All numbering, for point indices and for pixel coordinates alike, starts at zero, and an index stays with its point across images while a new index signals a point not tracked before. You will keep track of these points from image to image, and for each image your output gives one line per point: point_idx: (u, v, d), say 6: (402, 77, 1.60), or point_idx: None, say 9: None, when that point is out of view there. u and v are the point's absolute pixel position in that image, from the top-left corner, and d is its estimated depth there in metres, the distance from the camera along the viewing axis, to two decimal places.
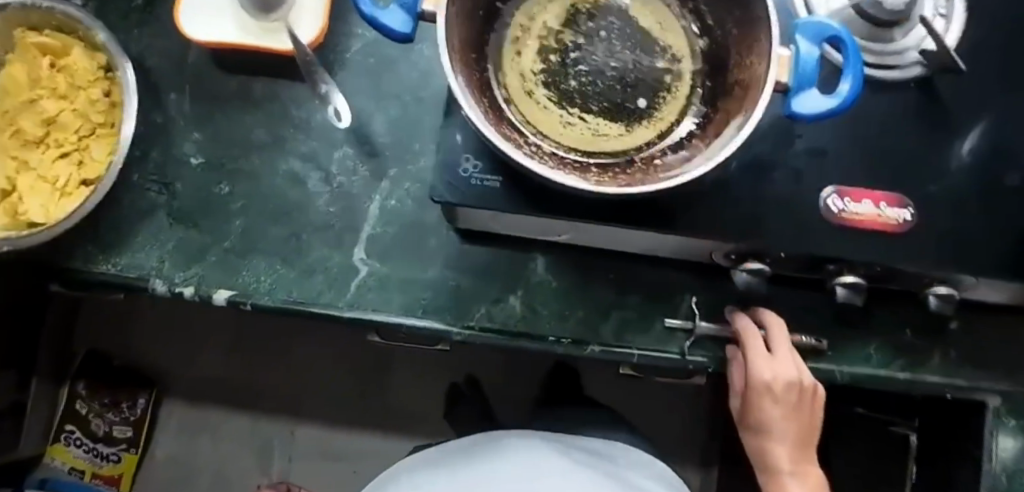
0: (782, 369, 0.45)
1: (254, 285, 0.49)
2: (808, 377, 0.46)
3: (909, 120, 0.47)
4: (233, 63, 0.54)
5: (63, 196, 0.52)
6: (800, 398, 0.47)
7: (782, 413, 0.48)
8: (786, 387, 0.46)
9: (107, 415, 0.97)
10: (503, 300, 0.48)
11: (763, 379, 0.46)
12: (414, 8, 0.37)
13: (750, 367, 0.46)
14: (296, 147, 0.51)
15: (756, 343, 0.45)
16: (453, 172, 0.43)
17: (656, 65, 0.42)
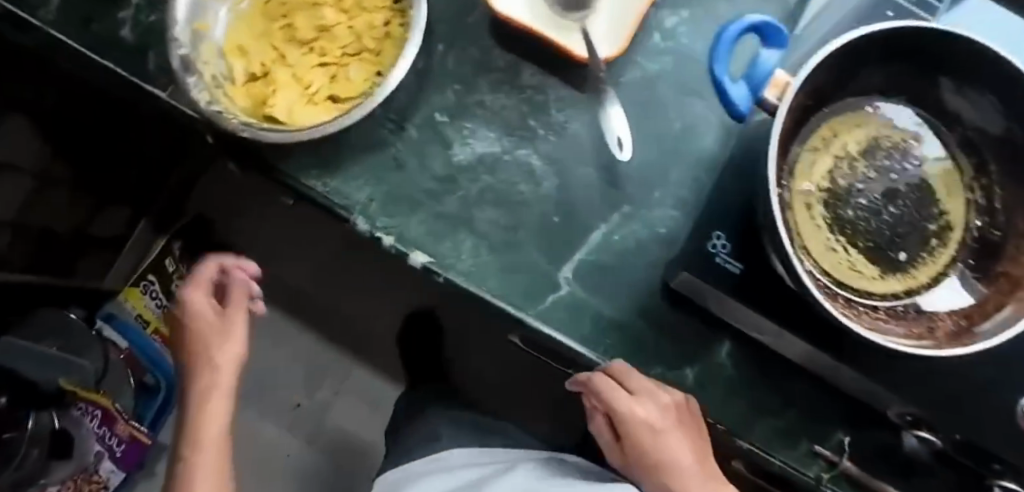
0: (642, 395, 0.47)
1: (456, 260, 0.48)
2: (636, 381, 0.47)
3: None
4: (505, 29, 0.50)
5: (308, 103, 0.49)
6: (681, 417, 0.48)
7: (663, 432, 0.48)
8: (669, 407, 0.47)
9: (190, 281, 1.00)
10: (678, 369, 0.50)
11: (649, 415, 0.48)
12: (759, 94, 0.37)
13: (637, 408, 0.47)
14: (544, 148, 0.49)
15: (619, 390, 0.47)
16: (701, 245, 0.45)
17: (929, 224, 0.43)
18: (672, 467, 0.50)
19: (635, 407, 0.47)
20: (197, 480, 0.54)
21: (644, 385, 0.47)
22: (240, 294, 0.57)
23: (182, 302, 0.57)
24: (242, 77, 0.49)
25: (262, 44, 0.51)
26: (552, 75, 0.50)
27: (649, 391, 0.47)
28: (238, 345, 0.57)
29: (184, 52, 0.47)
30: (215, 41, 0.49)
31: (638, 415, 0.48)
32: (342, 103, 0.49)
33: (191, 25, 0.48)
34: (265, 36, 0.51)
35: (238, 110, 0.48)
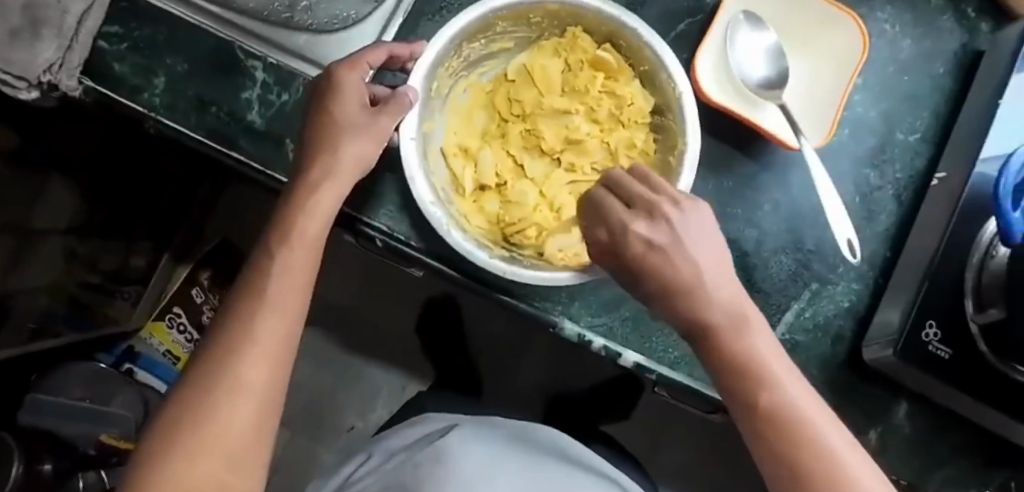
0: (698, 232, 0.35)
1: (660, 353, 0.46)
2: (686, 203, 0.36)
3: None
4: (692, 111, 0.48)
5: (556, 225, 0.46)
6: (705, 238, 0.36)
7: (765, 340, 0.35)
8: (734, 295, 0.35)
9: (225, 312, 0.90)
10: (864, 434, 0.50)
11: (671, 223, 0.35)
12: None
13: (715, 281, 0.35)
14: (736, 229, 0.48)
15: (635, 185, 0.37)
16: (915, 333, 0.45)
17: None
18: (755, 366, 0.35)
19: (666, 259, 0.35)
20: (245, 386, 0.36)
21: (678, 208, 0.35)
22: (347, 179, 0.39)
23: (239, 308, 0.37)
24: (471, 187, 0.46)
25: (496, 150, 0.47)
26: (740, 151, 0.48)
27: (701, 227, 0.36)
28: (300, 292, 0.38)
29: (424, 169, 0.43)
30: (436, 144, 0.46)
31: (693, 264, 0.35)
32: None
33: (423, 129, 0.45)
34: (501, 139, 0.47)
35: (477, 230, 0.45)
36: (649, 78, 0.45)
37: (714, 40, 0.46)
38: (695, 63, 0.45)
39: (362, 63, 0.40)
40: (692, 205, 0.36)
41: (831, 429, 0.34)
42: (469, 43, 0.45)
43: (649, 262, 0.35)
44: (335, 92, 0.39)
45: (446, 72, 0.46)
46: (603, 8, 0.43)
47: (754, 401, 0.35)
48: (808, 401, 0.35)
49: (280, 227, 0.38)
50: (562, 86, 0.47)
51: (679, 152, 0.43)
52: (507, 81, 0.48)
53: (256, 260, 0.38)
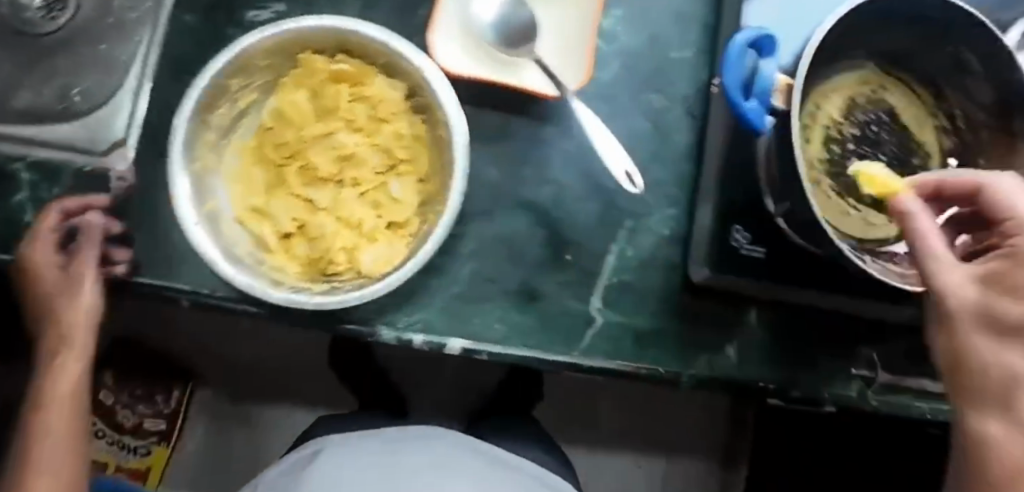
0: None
1: (486, 332, 0.46)
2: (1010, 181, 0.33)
3: None
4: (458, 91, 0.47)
5: (364, 243, 0.45)
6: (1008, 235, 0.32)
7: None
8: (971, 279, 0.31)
9: (137, 407, 0.83)
10: (722, 351, 0.50)
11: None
12: (769, 101, 0.38)
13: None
14: (533, 191, 0.47)
15: (1017, 197, 0.32)
16: (723, 241, 0.45)
17: (913, 159, 0.46)
18: (1021, 407, 0.29)
19: (1011, 275, 0.30)
20: None
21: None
22: (79, 331, 0.41)
23: (20, 465, 0.40)
24: (275, 239, 0.46)
25: (284, 198, 0.46)
26: (519, 114, 0.47)
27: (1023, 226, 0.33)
28: (71, 440, 0.41)
29: (218, 246, 0.43)
30: (227, 216, 0.45)
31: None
32: (398, 228, 0.45)
33: (205, 209, 0.43)
34: (284, 187, 0.46)
35: (296, 279, 0.44)
36: (393, 68, 0.45)
37: (450, 16, 0.46)
38: (432, 40, 0.45)
39: (45, 230, 0.41)
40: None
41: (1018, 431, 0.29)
42: (210, 112, 0.43)
43: (929, 266, 0.30)
44: (29, 270, 0.41)
45: (205, 148, 0.44)
46: (314, 22, 0.42)
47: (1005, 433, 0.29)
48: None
49: (35, 393, 0.41)
50: (316, 110, 0.46)
51: (443, 123, 0.44)
52: (267, 128, 0.46)
53: (24, 428, 0.41)
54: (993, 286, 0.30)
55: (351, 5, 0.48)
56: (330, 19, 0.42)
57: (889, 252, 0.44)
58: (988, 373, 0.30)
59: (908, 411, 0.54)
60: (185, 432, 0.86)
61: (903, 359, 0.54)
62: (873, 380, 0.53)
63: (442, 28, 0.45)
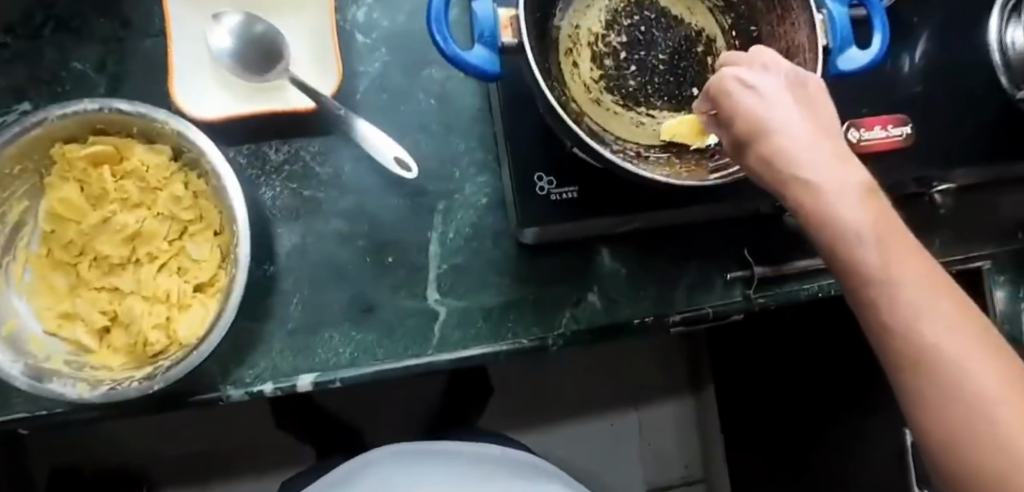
0: (779, 88, 0.30)
1: (334, 360, 0.46)
2: (758, 62, 0.31)
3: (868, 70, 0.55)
4: (231, 130, 0.46)
5: (178, 312, 0.43)
6: (818, 101, 0.31)
7: (852, 208, 0.27)
8: (821, 146, 0.29)
9: None
10: (583, 299, 0.49)
11: (718, 97, 0.31)
12: (495, 41, 0.35)
13: (786, 129, 0.29)
14: (334, 205, 0.47)
15: (734, 79, 0.30)
16: (530, 193, 0.43)
17: (697, 47, 0.44)
18: (855, 234, 0.27)
19: (734, 128, 0.31)
20: None
21: (725, 71, 0.31)
22: None
23: None
24: (92, 337, 0.44)
25: (85, 294, 0.44)
26: (299, 134, 0.47)
27: (795, 78, 0.31)
28: None
29: (22, 364, 0.40)
30: (36, 330, 0.43)
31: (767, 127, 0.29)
32: (207, 288, 0.44)
33: (1, 332, 0.41)
34: (83, 283, 0.44)
35: (121, 370, 0.43)
36: (149, 133, 0.43)
37: (190, 59, 0.44)
38: (172, 88, 0.43)
39: None
40: (724, 72, 0.31)
41: (917, 288, 0.26)
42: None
43: (781, 163, 0.29)
44: None
45: None
46: (43, 114, 0.40)
47: (851, 270, 0.28)
48: (877, 224, 0.27)
49: None
50: (88, 198, 0.44)
51: (212, 172, 0.42)
52: (48, 231, 0.44)
53: None
54: (732, 137, 0.31)
55: (98, 81, 0.46)
56: (63, 109, 0.40)
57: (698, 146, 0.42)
58: (802, 211, 0.29)
59: (796, 295, 0.53)
60: None
61: (778, 246, 0.53)
62: (753, 277, 0.52)
63: (182, 73, 0.44)
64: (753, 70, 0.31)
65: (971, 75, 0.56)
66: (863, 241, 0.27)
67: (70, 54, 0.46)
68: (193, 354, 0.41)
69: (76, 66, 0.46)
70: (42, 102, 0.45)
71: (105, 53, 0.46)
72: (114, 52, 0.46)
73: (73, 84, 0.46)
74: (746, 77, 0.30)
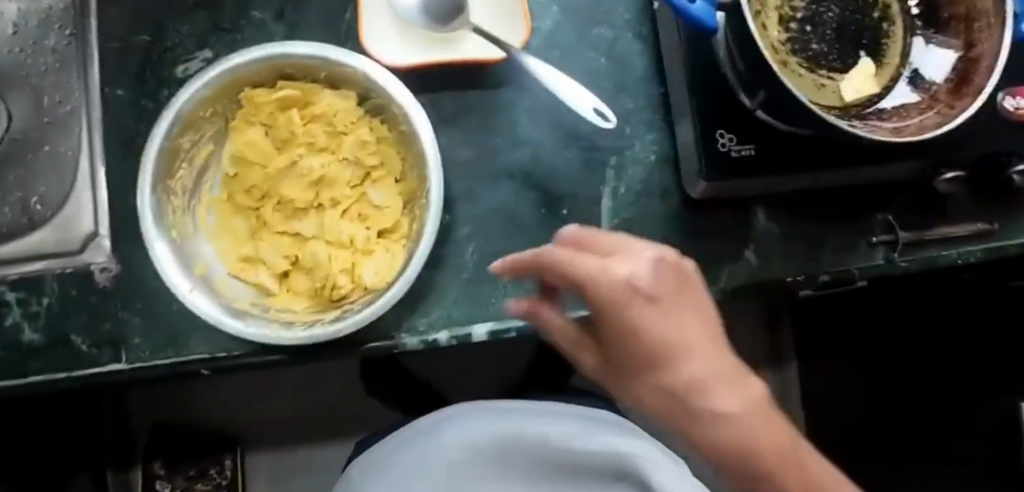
0: (653, 289, 0.31)
1: (505, 310, 0.47)
2: (584, 263, 0.31)
3: None
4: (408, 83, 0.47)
5: (363, 257, 0.44)
6: (677, 282, 0.33)
7: (700, 365, 0.31)
8: (638, 317, 0.31)
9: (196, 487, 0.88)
10: (741, 257, 0.50)
11: (607, 305, 0.31)
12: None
13: (642, 305, 0.31)
14: (508, 157, 0.48)
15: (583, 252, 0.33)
16: (712, 150, 0.44)
17: (873, 14, 0.45)
18: (677, 392, 0.32)
19: (610, 306, 0.31)
20: None
21: (619, 279, 0.31)
22: None
23: None
24: (274, 281, 0.44)
25: (269, 238, 0.44)
26: (469, 88, 0.47)
27: (657, 268, 0.32)
28: None
29: (218, 304, 0.41)
30: (221, 273, 0.44)
31: (647, 340, 0.31)
32: (390, 234, 0.45)
33: (194, 273, 0.42)
34: (265, 227, 0.45)
35: (308, 312, 0.43)
36: (335, 80, 0.44)
37: (373, 13, 0.45)
38: (365, 42, 0.45)
39: None
40: (608, 277, 0.31)
41: (711, 423, 0.32)
42: (171, 179, 0.42)
43: (653, 333, 0.31)
44: None
45: (177, 212, 0.43)
46: (247, 56, 0.41)
47: (679, 421, 0.32)
48: (662, 385, 0.32)
49: None
50: (275, 143, 0.44)
51: (403, 119, 0.43)
52: (232, 175, 0.45)
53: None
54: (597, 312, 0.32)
55: (276, 31, 0.47)
56: (263, 51, 0.41)
57: (872, 110, 0.44)
58: (615, 387, 0.34)
59: (937, 261, 0.54)
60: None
61: (915, 213, 0.55)
62: (899, 242, 0.53)
63: (370, 28, 0.45)
64: (624, 246, 0.33)
65: None
66: (675, 404, 0.32)
67: (250, 4, 0.46)
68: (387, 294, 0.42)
69: (255, 15, 0.46)
70: (222, 50, 0.46)
71: (283, 4, 0.47)
72: (292, 3, 0.47)
73: (252, 33, 0.46)
74: (639, 287, 0.31)
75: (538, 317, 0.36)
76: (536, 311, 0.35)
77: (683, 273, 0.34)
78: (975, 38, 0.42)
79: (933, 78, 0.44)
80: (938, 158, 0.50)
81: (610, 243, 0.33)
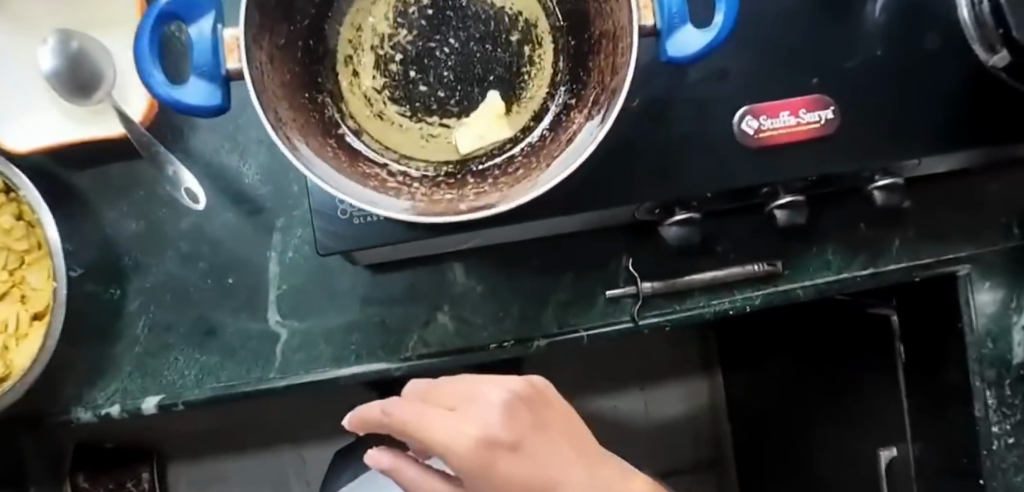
0: (510, 435, 0.32)
1: (180, 382, 0.46)
2: (444, 420, 0.31)
3: (805, 33, 0.44)
4: (75, 156, 0.47)
5: (19, 341, 0.44)
6: (532, 419, 0.34)
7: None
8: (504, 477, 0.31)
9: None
10: (433, 319, 0.46)
11: (467, 470, 0.30)
12: (216, 73, 0.31)
13: (503, 458, 0.31)
14: (173, 228, 0.47)
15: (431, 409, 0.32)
16: (331, 214, 0.39)
17: (510, 37, 0.36)
18: None
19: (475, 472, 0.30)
20: None
21: (468, 440, 0.30)
22: None
23: None
24: None
25: None
26: (132, 157, 0.47)
27: (509, 414, 0.32)
28: None
29: None
30: None
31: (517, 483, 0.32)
32: (45, 315, 0.44)
33: None
34: None
35: None
36: None
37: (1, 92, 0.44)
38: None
39: None
40: (463, 441, 0.30)
41: None
42: None
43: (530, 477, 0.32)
44: None
45: None
46: None
47: None
48: None
49: None
50: None
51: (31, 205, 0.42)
52: None
53: None
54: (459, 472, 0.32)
55: None
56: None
57: (502, 159, 0.35)
58: None
59: (699, 315, 0.46)
60: None
61: (671, 255, 0.47)
62: (640, 294, 0.45)
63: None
64: (461, 395, 0.33)
65: (940, 30, 0.45)
66: None
67: None
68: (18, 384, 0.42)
69: None
70: None
71: None
72: None
73: None
74: (497, 439, 0.31)
75: (403, 474, 0.33)
76: (403, 470, 0.33)
77: (537, 405, 0.35)
78: (618, 64, 0.33)
79: (580, 113, 0.34)
80: (668, 195, 0.41)
81: (452, 397, 0.33)
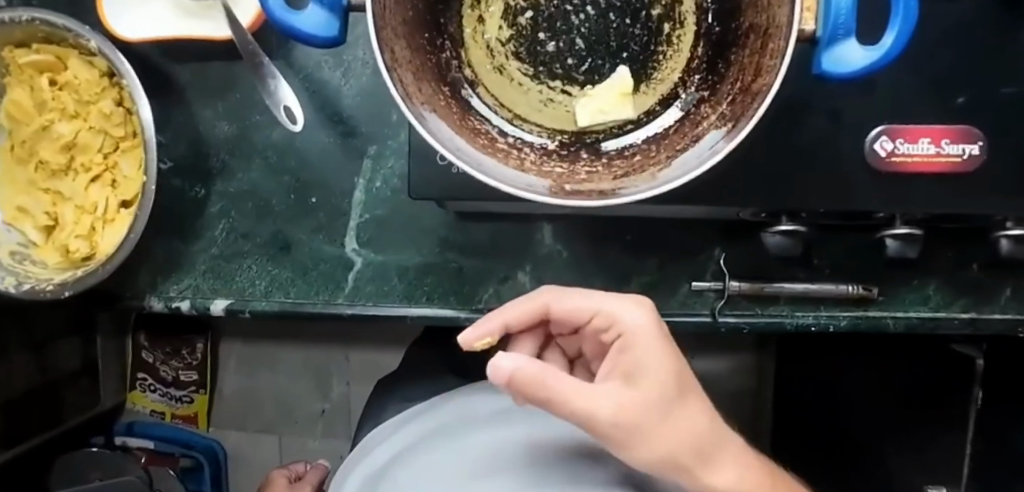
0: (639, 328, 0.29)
1: (249, 290, 0.47)
2: None
3: (972, 53, 0.40)
4: (182, 51, 0.46)
5: (106, 224, 0.46)
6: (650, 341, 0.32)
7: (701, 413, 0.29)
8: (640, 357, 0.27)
9: (169, 363, 0.77)
10: (510, 277, 0.45)
11: None
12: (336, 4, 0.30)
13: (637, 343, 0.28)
14: (264, 138, 0.46)
15: None
16: (429, 159, 0.35)
17: (652, 11, 0.34)
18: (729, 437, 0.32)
19: None
20: None
21: None
22: None
23: None
24: (40, 234, 0.47)
25: (36, 192, 0.46)
26: (235, 60, 0.46)
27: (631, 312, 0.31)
28: None
29: None
30: None
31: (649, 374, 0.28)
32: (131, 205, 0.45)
33: None
34: (32, 184, 0.46)
35: (54, 269, 0.45)
36: (84, 48, 0.44)
37: None
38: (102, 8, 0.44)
39: None
40: None
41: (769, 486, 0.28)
42: None
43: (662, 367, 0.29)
44: None
45: None
46: None
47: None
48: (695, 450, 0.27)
49: None
50: (38, 106, 0.45)
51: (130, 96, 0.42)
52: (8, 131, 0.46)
53: None
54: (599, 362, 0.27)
55: None
56: (3, 15, 0.42)
57: (617, 141, 0.34)
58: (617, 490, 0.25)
59: (780, 324, 0.43)
60: (219, 378, 0.81)
61: (765, 260, 0.44)
62: (726, 291, 0.43)
63: None
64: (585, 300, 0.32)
65: None
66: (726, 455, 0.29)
67: None
68: (97, 269, 0.43)
69: None
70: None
71: None
72: None
73: None
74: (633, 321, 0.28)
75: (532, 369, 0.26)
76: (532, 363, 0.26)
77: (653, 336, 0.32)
78: (765, 66, 0.29)
79: (711, 107, 0.32)
80: (782, 201, 0.38)
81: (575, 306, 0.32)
